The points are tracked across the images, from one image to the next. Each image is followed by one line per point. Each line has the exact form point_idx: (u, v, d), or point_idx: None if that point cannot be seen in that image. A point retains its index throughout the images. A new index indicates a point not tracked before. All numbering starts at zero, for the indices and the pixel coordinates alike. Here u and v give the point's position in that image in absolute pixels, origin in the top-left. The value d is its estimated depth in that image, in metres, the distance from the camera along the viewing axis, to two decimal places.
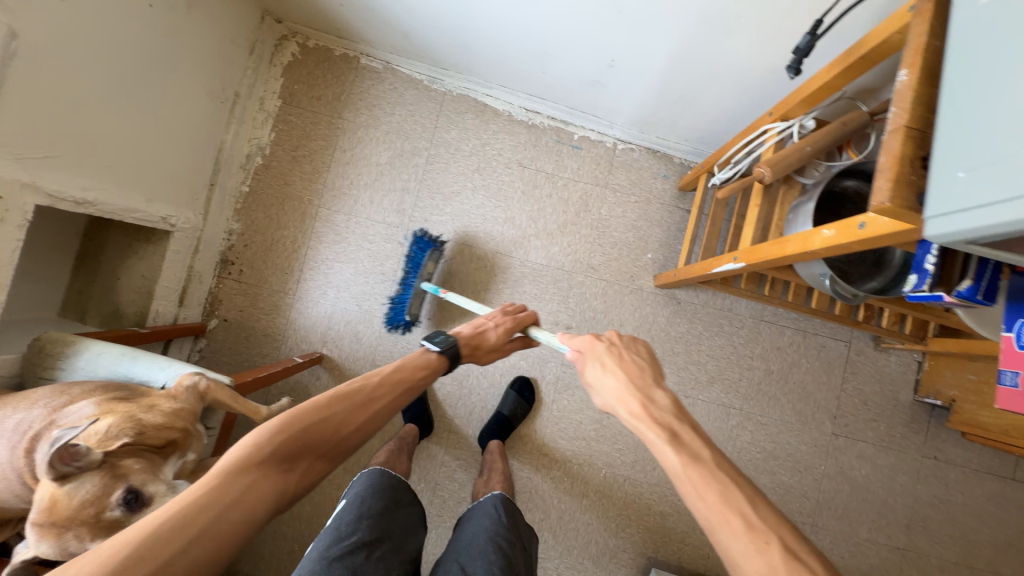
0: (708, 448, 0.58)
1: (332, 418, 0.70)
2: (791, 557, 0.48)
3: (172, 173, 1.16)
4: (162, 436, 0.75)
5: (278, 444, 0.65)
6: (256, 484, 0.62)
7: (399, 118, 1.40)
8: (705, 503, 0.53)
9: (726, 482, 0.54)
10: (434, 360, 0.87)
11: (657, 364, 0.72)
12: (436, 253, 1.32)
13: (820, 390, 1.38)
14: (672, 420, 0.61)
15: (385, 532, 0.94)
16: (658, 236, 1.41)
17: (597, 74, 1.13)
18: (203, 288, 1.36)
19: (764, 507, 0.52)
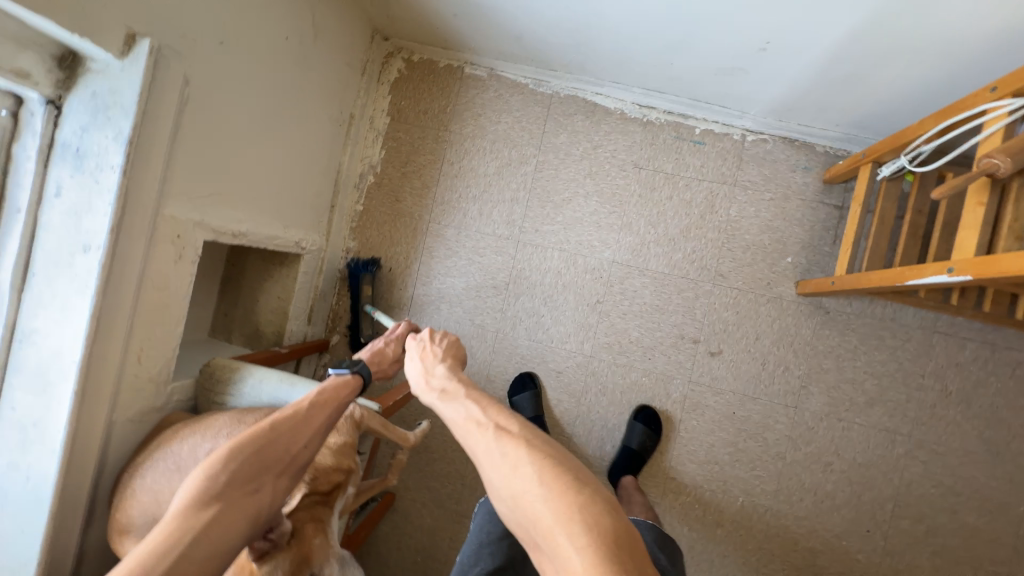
0: (470, 385, 0.69)
1: (281, 435, 0.69)
2: (499, 430, 0.60)
3: (303, 198, 1.21)
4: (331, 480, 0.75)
5: (231, 474, 0.63)
6: (214, 521, 0.60)
7: (505, 126, 1.35)
8: (456, 418, 0.64)
9: (471, 398, 0.66)
10: (352, 380, 0.81)
11: (458, 347, 0.81)
12: (365, 275, 1.35)
13: (1017, 416, 1.15)
14: (450, 383, 0.70)
15: (510, 558, 0.92)
16: (800, 237, 1.24)
17: (742, 60, 1.00)
18: (326, 306, 1.41)
19: (491, 407, 0.65)
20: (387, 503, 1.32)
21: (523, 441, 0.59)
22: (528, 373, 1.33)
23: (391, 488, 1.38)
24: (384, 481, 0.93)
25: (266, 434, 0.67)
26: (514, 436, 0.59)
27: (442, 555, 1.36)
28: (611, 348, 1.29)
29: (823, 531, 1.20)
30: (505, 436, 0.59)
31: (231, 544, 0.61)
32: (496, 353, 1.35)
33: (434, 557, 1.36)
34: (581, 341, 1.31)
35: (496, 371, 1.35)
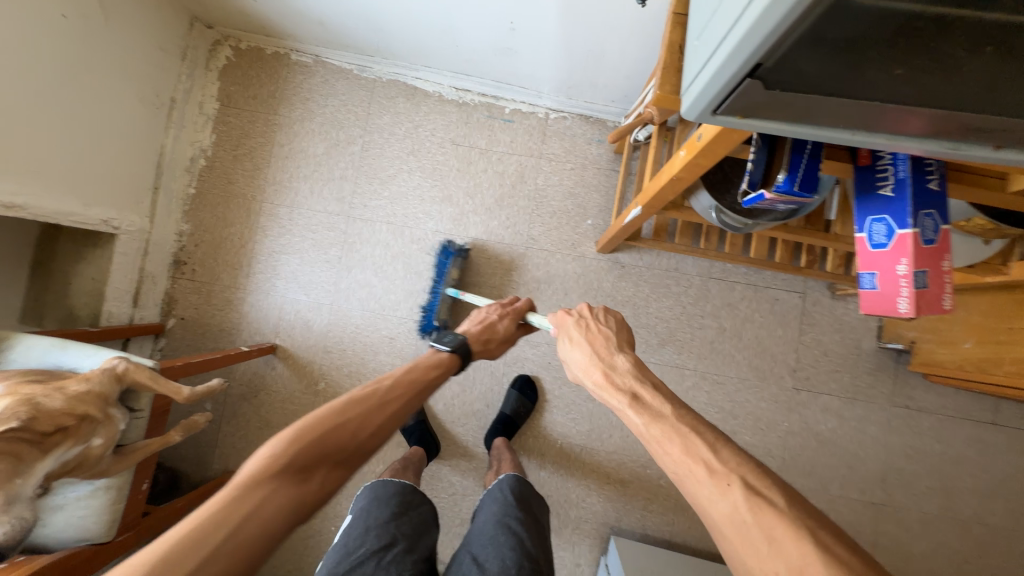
0: (673, 401, 0.58)
1: (349, 421, 0.66)
2: (753, 492, 0.46)
3: (109, 177, 1.22)
4: (55, 421, 0.79)
5: (297, 453, 0.60)
6: (270, 499, 0.56)
7: (332, 108, 1.43)
8: (670, 450, 0.53)
9: (688, 432, 0.53)
10: (445, 357, 0.86)
11: (624, 333, 0.74)
12: (460, 256, 1.34)
13: (776, 344, 1.33)
14: (641, 387, 0.62)
15: (398, 536, 0.88)
16: (597, 201, 1.39)
17: (505, 40, 1.14)
18: (158, 289, 1.41)
19: (725, 451, 0.51)
20: (224, 481, 1.32)
21: (802, 529, 0.43)
22: None
23: (233, 467, 1.37)
24: (166, 439, 0.98)
25: (334, 419, 0.65)
26: (782, 513, 0.44)
27: None
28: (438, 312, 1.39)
29: (630, 462, 1.34)
30: (770, 511, 0.45)
31: (281, 530, 0.55)
32: (332, 325, 1.41)
33: None
34: (411, 308, 1.40)
35: (333, 343, 1.40)
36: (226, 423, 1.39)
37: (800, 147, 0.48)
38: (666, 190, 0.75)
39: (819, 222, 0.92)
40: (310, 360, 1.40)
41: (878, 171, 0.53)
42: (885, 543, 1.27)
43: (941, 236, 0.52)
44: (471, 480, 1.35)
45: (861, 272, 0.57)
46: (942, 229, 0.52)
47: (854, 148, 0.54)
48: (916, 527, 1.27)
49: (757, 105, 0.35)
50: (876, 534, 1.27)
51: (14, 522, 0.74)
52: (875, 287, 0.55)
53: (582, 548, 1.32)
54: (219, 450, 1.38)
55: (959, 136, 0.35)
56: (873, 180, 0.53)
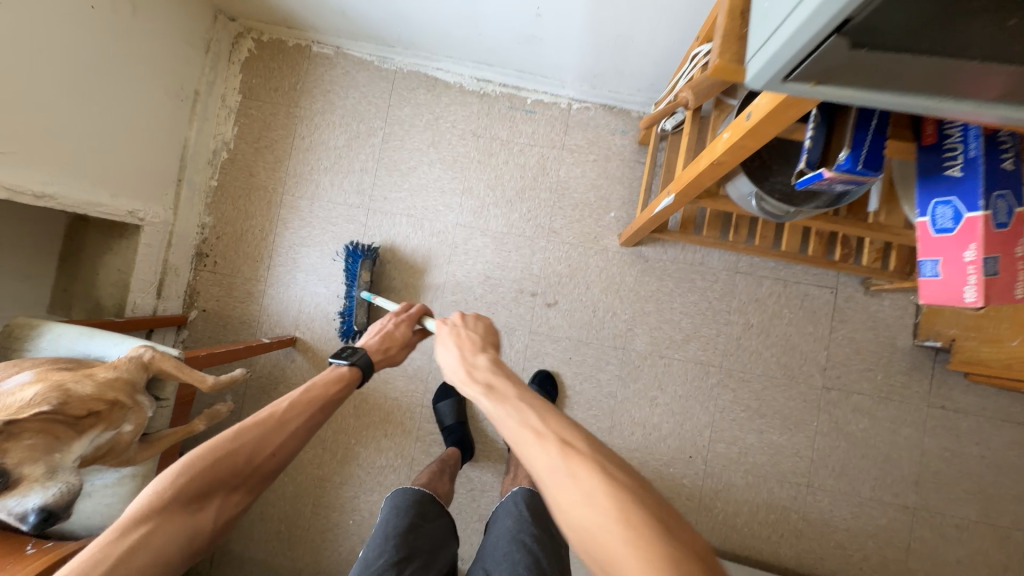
0: (517, 382, 0.62)
1: (241, 450, 0.66)
2: (565, 446, 0.51)
3: (135, 169, 1.23)
4: (87, 406, 0.79)
5: (185, 486, 0.62)
6: (156, 530, 0.59)
7: (353, 101, 1.42)
8: (506, 422, 0.55)
9: (528, 406, 0.57)
10: (346, 373, 0.81)
11: (493, 336, 0.74)
12: (369, 261, 1.34)
13: (807, 341, 1.29)
14: (495, 379, 0.62)
15: (415, 550, 0.86)
16: (621, 194, 1.36)
17: (529, 28, 1.12)
18: (181, 281, 1.42)
19: (548, 415, 0.55)
20: None
21: (596, 466, 0.49)
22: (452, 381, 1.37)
23: None
24: (190, 428, 0.98)
25: (226, 448, 0.66)
26: (585, 457, 0.50)
27: (304, 521, 1.36)
28: (457, 305, 1.37)
29: (653, 461, 1.30)
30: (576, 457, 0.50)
31: (170, 557, 0.60)
32: None
33: (297, 524, 1.36)
34: (430, 301, 1.38)
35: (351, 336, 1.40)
36: (246, 414, 1.39)
37: (865, 124, 0.45)
38: (704, 176, 0.72)
39: (860, 213, 0.88)
40: (328, 353, 1.40)
41: (946, 151, 0.49)
42: (920, 549, 1.23)
43: (1016, 219, 0.48)
44: (490, 476, 1.33)
45: (922, 259, 0.53)
46: (1017, 212, 0.48)
47: (918, 126, 0.51)
48: (953, 533, 1.22)
49: (837, 69, 0.33)
50: (910, 540, 1.23)
51: (60, 485, 0.77)
52: (938, 274, 0.52)
53: None
54: None
55: None
56: (939, 161, 0.50)
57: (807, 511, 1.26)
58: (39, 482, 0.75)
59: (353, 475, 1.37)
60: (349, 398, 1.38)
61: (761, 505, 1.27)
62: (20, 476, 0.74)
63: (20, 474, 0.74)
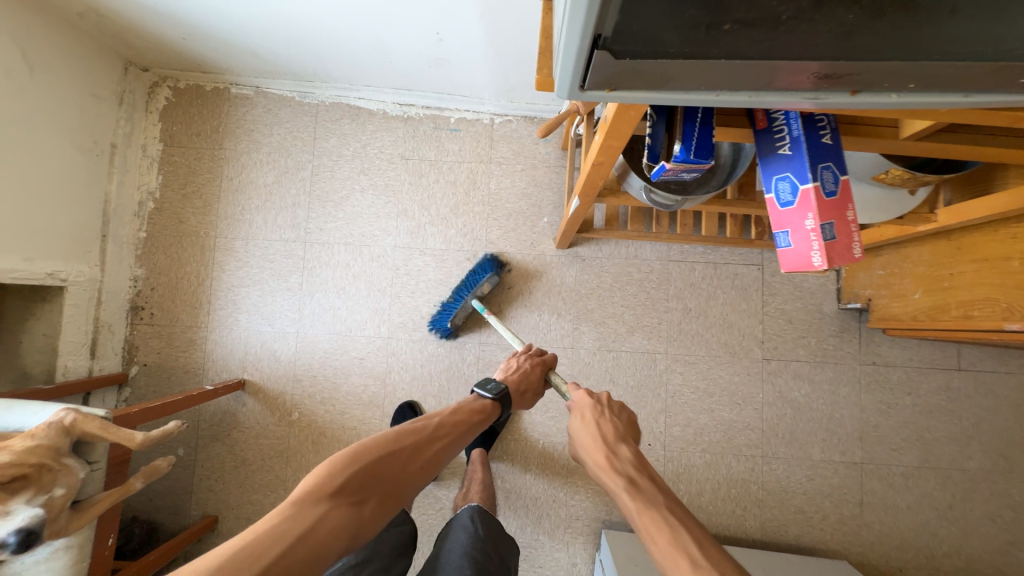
0: (664, 494, 0.63)
1: (400, 453, 0.69)
2: None
3: (52, 230, 1.20)
4: (9, 472, 0.77)
5: (356, 474, 0.63)
6: (328, 515, 0.58)
7: (278, 137, 1.43)
8: (660, 543, 0.57)
9: (678, 523, 0.59)
10: (490, 405, 0.86)
11: (632, 427, 0.77)
12: (496, 276, 1.30)
13: (741, 318, 1.35)
14: (639, 475, 0.66)
15: (376, 553, 0.88)
16: (551, 199, 1.40)
17: (435, 51, 1.16)
18: (117, 338, 1.37)
19: (711, 550, 0.56)
20: (204, 526, 1.29)
21: None
22: (408, 402, 1.35)
23: (212, 511, 1.34)
24: (126, 489, 0.94)
25: (388, 449, 0.68)
26: None
27: None
28: (405, 327, 1.39)
29: None
30: None
31: (330, 552, 0.57)
32: (300, 353, 1.39)
33: None
34: (377, 326, 1.39)
35: (302, 372, 1.38)
36: (200, 466, 1.35)
37: (693, 117, 0.50)
38: (592, 174, 0.76)
39: (752, 193, 0.94)
40: (280, 392, 1.37)
41: (775, 132, 0.54)
42: (873, 502, 1.28)
43: (843, 185, 0.54)
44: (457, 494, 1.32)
45: (776, 232, 0.58)
46: (843, 180, 0.53)
47: (751, 114, 0.57)
48: (899, 481, 1.29)
49: (622, 77, 0.37)
50: (862, 494, 1.29)
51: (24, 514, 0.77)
52: (789, 244, 0.57)
53: (577, 547, 1.31)
54: (196, 496, 1.34)
55: (812, 85, 0.37)
56: (772, 141, 0.55)
57: (765, 481, 1.30)
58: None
59: None
60: (306, 434, 1.36)
61: (722, 482, 1.30)
62: None
63: None
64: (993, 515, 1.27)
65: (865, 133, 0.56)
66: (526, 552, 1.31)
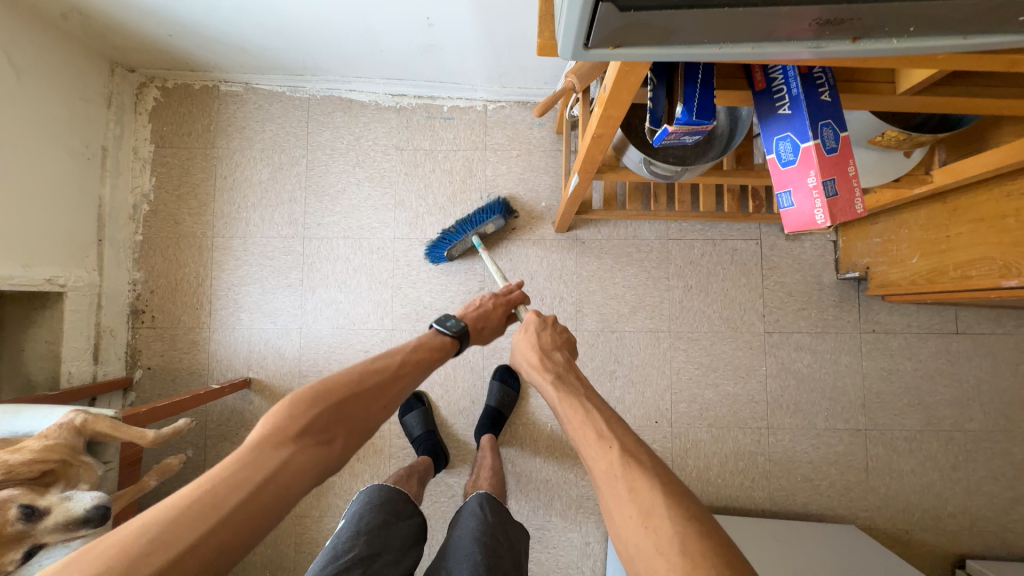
0: (586, 386, 0.67)
1: (364, 392, 0.68)
2: (628, 456, 0.53)
3: (48, 236, 1.19)
4: (36, 469, 0.77)
5: (317, 416, 0.62)
6: (293, 457, 0.57)
7: (270, 133, 1.42)
8: (572, 421, 0.61)
9: (592, 405, 0.62)
10: (447, 342, 0.83)
11: (569, 340, 0.81)
12: (502, 219, 1.30)
13: (742, 293, 1.36)
14: (565, 373, 0.70)
15: (386, 545, 0.88)
16: (548, 183, 1.40)
17: (426, 38, 1.15)
18: (119, 342, 1.37)
19: (616, 426, 0.58)
20: None
21: (657, 483, 0.50)
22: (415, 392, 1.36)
23: None
24: (140, 487, 0.95)
25: (350, 388, 0.67)
26: (647, 472, 0.51)
27: (288, 563, 1.32)
28: (408, 318, 1.39)
29: None
30: (636, 466, 0.52)
31: (300, 490, 0.57)
32: (304, 349, 1.39)
33: (282, 568, 1.32)
34: (381, 318, 1.39)
35: (307, 367, 1.38)
36: (210, 466, 1.35)
37: (694, 78, 0.50)
38: (593, 148, 0.76)
39: (750, 164, 0.95)
40: (287, 388, 1.37)
41: (774, 93, 0.55)
42: (877, 467, 1.31)
43: (843, 142, 0.54)
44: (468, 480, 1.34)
45: (779, 193, 0.59)
46: (843, 137, 0.54)
47: (750, 74, 0.57)
48: (903, 446, 1.31)
49: (624, 32, 0.37)
50: (867, 460, 1.31)
51: (90, 496, 0.79)
52: (793, 203, 0.57)
53: (589, 526, 1.32)
54: None
55: (812, 33, 0.38)
56: (772, 102, 0.55)
57: (771, 452, 1.32)
58: (62, 501, 0.77)
59: (331, 506, 1.34)
60: None
61: (729, 455, 1.32)
62: (46, 506, 0.75)
63: (43, 505, 0.75)
64: (995, 474, 1.29)
65: (863, 91, 0.57)
66: (539, 534, 1.32)
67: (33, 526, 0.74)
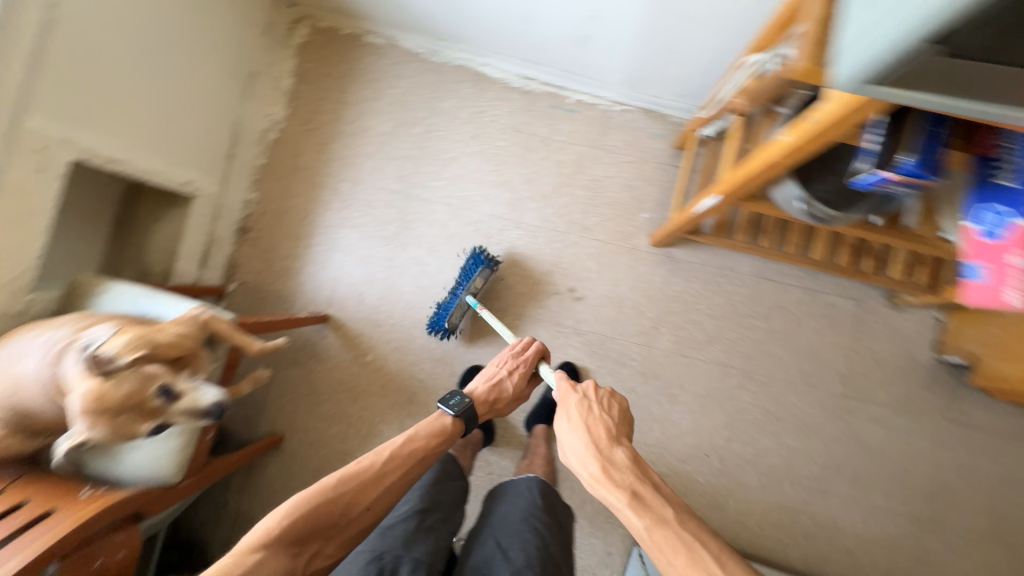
0: (673, 508, 0.72)
1: (340, 497, 0.77)
2: None
3: (193, 143, 1.29)
4: (174, 351, 0.86)
5: (295, 524, 0.72)
6: (266, 562, 0.68)
7: (400, 90, 1.47)
8: (673, 557, 0.67)
9: (692, 538, 0.69)
10: (449, 427, 0.94)
11: (621, 421, 0.87)
12: (487, 270, 1.32)
13: (827, 350, 1.32)
14: (637, 486, 0.75)
15: (437, 503, 0.92)
16: (653, 195, 1.40)
17: (582, 29, 1.17)
18: (224, 253, 1.47)
19: (728, 563, 0.66)
20: (272, 440, 1.38)
21: None
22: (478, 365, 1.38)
23: (279, 430, 1.43)
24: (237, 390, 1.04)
25: (330, 493, 0.76)
26: None
27: None
28: (488, 294, 1.42)
29: (669, 457, 1.32)
30: None
31: None
32: (384, 301, 1.45)
33: None
34: None
35: (383, 318, 1.45)
36: (276, 386, 1.44)
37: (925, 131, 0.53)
38: (757, 175, 0.77)
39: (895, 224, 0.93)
40: (361, 332, 1.44)
41: None
42: (928, 560, 1.25)
43: None
44: (509, 462, 1.36)
45: (970, 264, 0.56)
46: None
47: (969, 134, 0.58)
48: (961, 547, 1.25)
49: (924, 76, 0.37)
50: (919, 550, 1.25)
51: (215, 392, 0.89)
52: (982, 278, 0.54)
53: (615, 537, 1.33)
54: (267, 412, 1.44)
55: None
56: None
57: (818, 516, 1.28)
58: (194, 391, 0.87)
59: None
60: (377, 376, 1.43)
61: (773, 507, 1.29)
62: (179, 391, 0.86)
63: (177, 390, 0.86)
64: None
65: None
66: None
67: (169, 406, 0.85)
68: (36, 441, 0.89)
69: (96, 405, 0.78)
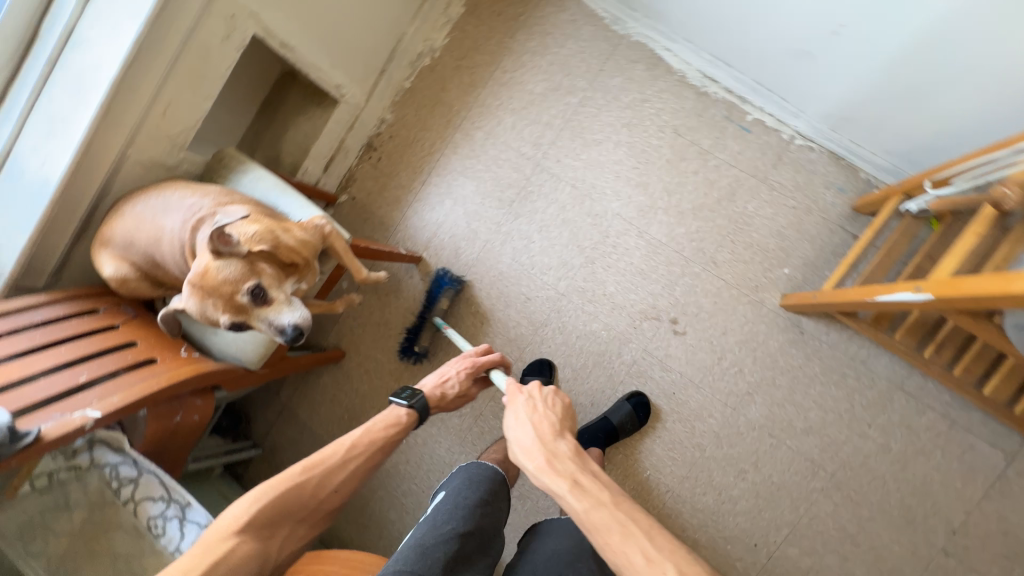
0: (614, 495, 0.70)
1: (307, 484, 0.80)
2: None
3: (355, 47, 1.27)
4: (290, 256, 0.87)
5: (265, 509, 0.76)
6: (239, 544, 0.72)
7: (567, 52, 1.36)
8: (609, 536, 0.66)
9: (630, 524, 0.66)
10: (404, 418, 0.94)
11: (567, 416, 0.83)
12: (450, 291, 1.38)
13: (945, 496, 1.12)
14: (579, 471, 0.73)
15: (480, 528, 0.84)
16: (805, 253, 1.21)
17: (808, 43, 1.02)
18: (345, 164, 1.48)
19: (665, 545, 0.64)
20: (334, 355, 1.42)
21: None
22: (547, 360, 1.31)
23: (342, 348, 1.47)
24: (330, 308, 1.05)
25: (295, 480, 0.80)
26: None
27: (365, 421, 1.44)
28: (584, 293, 1.33)
29: (713, 531, 1.21)
30: None
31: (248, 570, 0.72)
32: (477, 263, 1.40)
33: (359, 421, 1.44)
34: (558, 278, 1.35)
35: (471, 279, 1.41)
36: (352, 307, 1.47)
37: None
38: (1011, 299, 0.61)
39: None
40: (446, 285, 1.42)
41: None
42: None
43: None
44: None
45: None
46: None
47: None
48: None
49: None
50: None
51: (302, 311, 0.89)
52: None
53: None
54: (338, 327, 1.48)
55: None
56: None
57: None
58: (285, 304, 0.88)
59: None
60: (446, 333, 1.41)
61: None
62: (271, 297, 0.87)
63: (269, 295, 0.86)
64: None
65: None
66: None
67: (253, 308, 0.85)
68: (155, 288, 0.97)
69: (200, 280, 0.81)
